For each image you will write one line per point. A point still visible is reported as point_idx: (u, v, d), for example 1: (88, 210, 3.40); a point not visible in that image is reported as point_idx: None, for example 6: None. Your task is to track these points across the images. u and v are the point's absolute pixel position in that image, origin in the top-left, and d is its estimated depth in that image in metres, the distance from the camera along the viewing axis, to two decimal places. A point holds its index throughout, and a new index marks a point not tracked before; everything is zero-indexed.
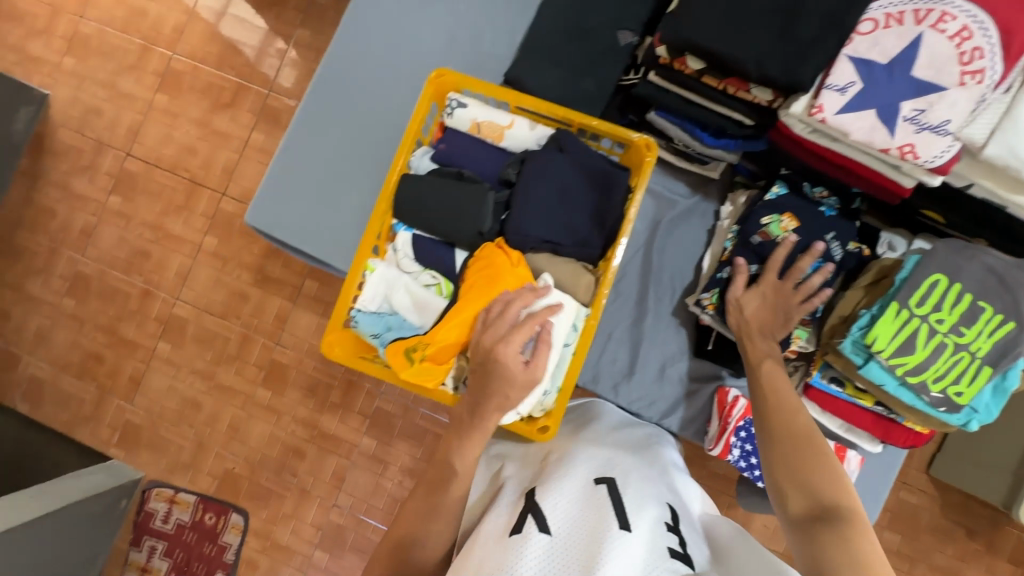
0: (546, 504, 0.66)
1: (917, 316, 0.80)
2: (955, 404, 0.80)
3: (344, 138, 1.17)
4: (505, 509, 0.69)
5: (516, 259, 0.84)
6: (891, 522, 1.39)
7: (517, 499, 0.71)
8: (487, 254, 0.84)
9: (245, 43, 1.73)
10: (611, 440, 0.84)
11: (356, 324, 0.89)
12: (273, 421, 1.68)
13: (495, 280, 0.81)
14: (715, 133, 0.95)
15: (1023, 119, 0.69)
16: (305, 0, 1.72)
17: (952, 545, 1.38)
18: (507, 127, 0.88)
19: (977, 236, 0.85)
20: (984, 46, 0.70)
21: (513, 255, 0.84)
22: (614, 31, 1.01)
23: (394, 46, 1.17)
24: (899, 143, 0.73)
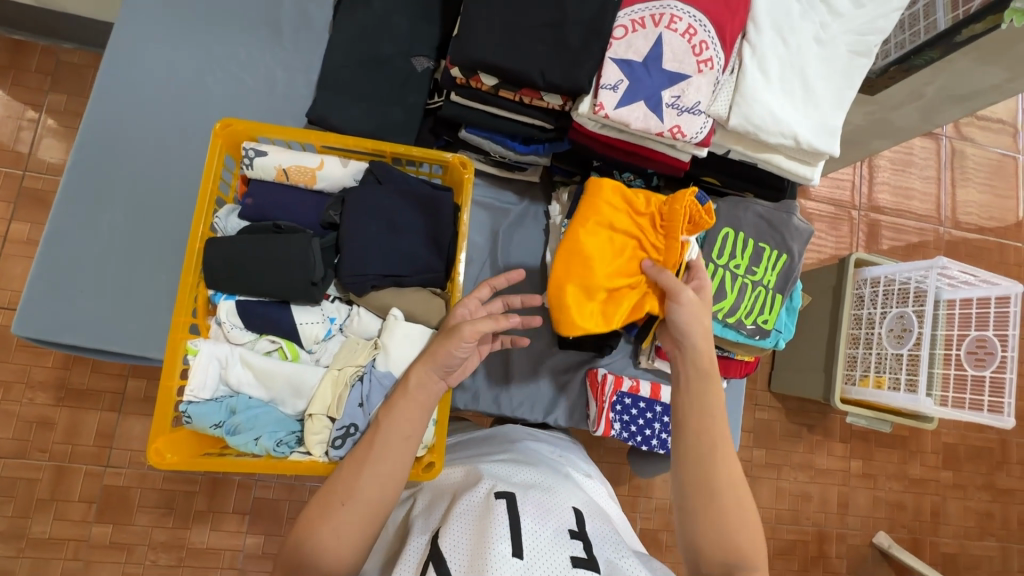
0: (446, 548, 0.64)
1: (721, 266, 0.94)
2: (765, 330, 0.95)
3: (133, 212, 1.01)
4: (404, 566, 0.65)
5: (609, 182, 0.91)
6: (755, 441, 1.63)
7: (416, 551, 0.67)
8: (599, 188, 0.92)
9: None
10: (520, 461, 0.83)
11: (189, 421, 0.77)
12: (123, 560, 1.37)
13: (671, 224, 0.85)
14: (524, 141, 1.01)
15: (749, 92, 0.84)
16: (47, 61, 1.45)
17: (801, 444, 1.65)
18: (317, 169, 0.83)
19: (747, 191, 1.01)
20: (706, 38, 0.84)
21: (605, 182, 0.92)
22: (408, 58, 1.03)
23: (172, 99, 1.05)
24: (668, 126, 0.84)
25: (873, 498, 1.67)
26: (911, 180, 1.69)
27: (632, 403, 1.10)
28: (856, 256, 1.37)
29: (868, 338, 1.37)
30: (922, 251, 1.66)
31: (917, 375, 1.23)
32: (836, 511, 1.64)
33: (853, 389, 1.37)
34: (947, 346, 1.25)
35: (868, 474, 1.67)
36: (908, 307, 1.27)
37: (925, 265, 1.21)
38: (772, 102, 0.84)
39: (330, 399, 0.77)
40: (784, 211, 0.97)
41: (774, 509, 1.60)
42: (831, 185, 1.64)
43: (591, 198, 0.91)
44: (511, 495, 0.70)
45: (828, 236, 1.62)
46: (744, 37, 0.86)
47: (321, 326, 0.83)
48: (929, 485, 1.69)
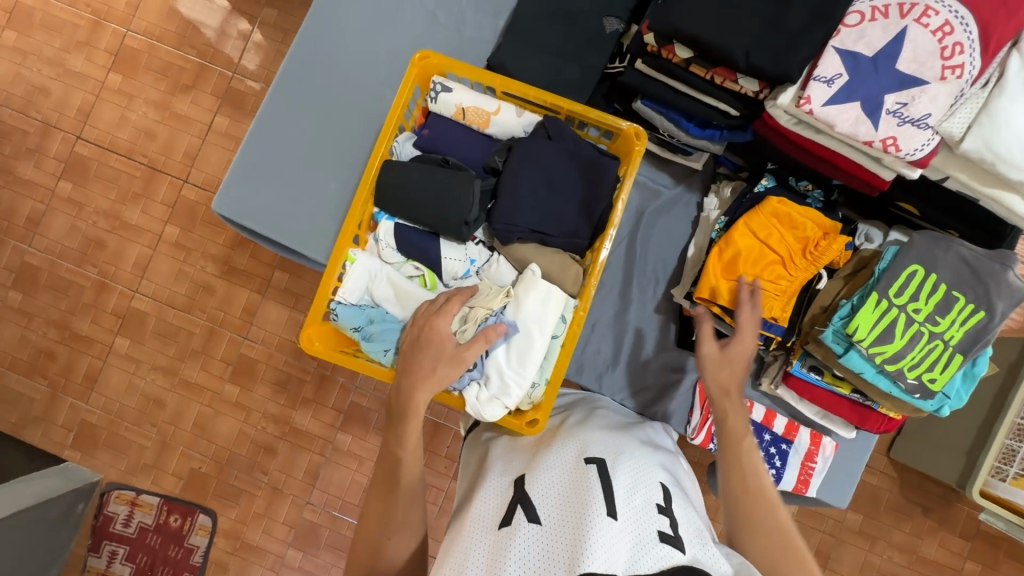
0: (536, 493, 0.66)
1: (895, 306, 0.82)
2: (929, 390, 0.83)
3: (320, 124, 1.12)
4: (492, 497, 0.68)
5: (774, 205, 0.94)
6: (853, 503, 1.46)
7: (507, 486, 0.69)
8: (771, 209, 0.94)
9: (207, 23, 1.64)
10: (606, 425, 0.84)
11: (336, 318, 0.85)
12: (241, 418, 1.61)
13: (818, 254, 0.92)
14: (700, 124, 0.95)
15: (1001, 113, 0.70)
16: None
17: (908, 524, 1.45)
18: (493, 114, 0.85)
19: (950, 228, 0.87)
20: (964, 41, 0.71)
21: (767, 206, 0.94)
22: (599, 18, 1.00)
23: (372, 26, 1.13)
24: (882, 136, 0.74)
25: None
26: None
27: None
28: None
29: None
30: None
31: None
32: None
33: (1000, 486, 1.15)
34: None
35: None
36: None
37: None
38: None
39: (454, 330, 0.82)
40: (996, 260, 0.81)
41: None
42: None
43: (761, 209, 0.95)
44: (603, 462, 0.70)
45: None
46: (1016, 45, 0.71)
47: (461, 265, 0.87)
48: None
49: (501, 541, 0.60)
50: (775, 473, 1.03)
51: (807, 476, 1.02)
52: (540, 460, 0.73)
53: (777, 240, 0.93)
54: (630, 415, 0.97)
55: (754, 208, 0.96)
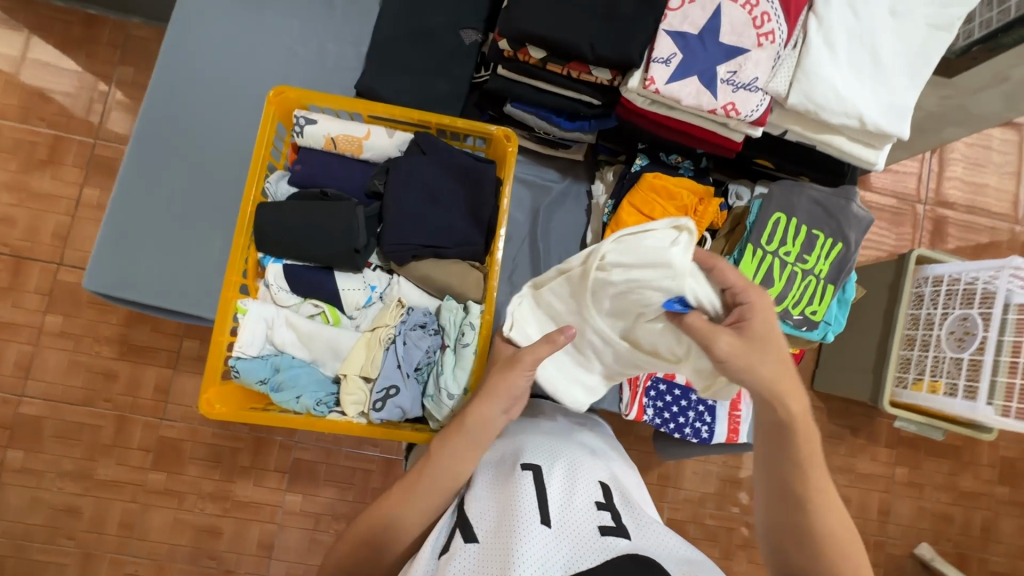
0: (473, 516, 0.66)
1: (769, 253, 0.90)
2: (813, 321, 0.91)
3: (191, 177, 1.06)
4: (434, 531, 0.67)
5: (649, 182, 1.00)
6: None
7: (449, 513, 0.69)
8: (647, 183, 1.00)
9: (52, 92, 1.51)
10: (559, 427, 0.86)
11: (237, 375, 0.80)
12: (175, 506, 1.48)
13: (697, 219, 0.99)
14: (570, 117, 0.99)
15: (812, 68, 0.79)
16: (119, 35, 1.53)
17: (843, 446, 1.58)
18: (364, 139, 0.85)
19: (802, 174, 0.96)
20: (769, 10, 0.80)
21: (642, 183, 1.00)
22: (456, 31, 1.02)
23: (231, 69, 1.09)
24: (722, 103, 0.81)
25: (920, 510, 1.59)
26: (990, 175, 1.56)
27: (668, 389, 1.10)
28: (917, 252, 1.29)
29: (924, 340, 1.29)
30: (993, 252, 1.54)
31: (976, 381, 1.17)
32: (877, 519, 1.58)
33: (904, 393, 1.31)
34: (1014, 354, 1.14)
35: (914, 483, 1.59)
36: (972, 309, 1.20)
37: (993, 266, 1.15)
38: (836, 79, 0.79)
39: (364, 360, 0.80)
40: (841, 197, 0.91)
41: None
42: (894, 175, 1.54)
43: (640, 186, 1.00)
44: (539, 467, 0.71)
45: (890, 233, 1.53)
46: (812, 8, 0.81)
47: (363, 293, 0.85)
48: (984, 501, 1.60)
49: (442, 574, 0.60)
50: (708, 428, 1.09)
51: (735, 425, 1.09)
52: (480, 481, 0.72)
53: (662, 213, 0.99)
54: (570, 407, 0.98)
55: (633, 186, 1.02)
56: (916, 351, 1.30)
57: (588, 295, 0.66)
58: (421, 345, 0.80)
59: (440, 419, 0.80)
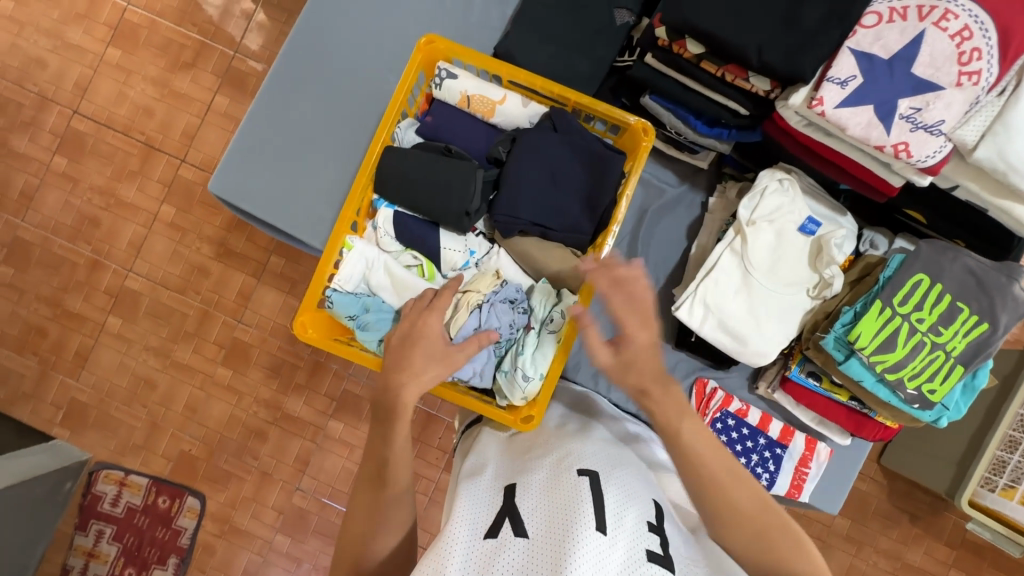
0: (523, 508, 0.62)
1: (899, 315, 0.81)
2: (928, 401, 0.82)
3: (321, 107, 1.09)
4: (478, 505, 0.64)
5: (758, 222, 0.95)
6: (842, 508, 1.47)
7: (491, 496, 0.66)
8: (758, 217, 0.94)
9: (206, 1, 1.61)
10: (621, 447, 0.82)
11: (330, 305, 0.83)
12: (233, 402, 1.59)
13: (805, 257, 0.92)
14: (708, 122, 0.93)
15: (1017, 123, 0.69)
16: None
17: (898, 531, 1.46)
18: (498, 103, 0.84)
19: (956, 238, 0.86)
20: (983, 46, 0.69)
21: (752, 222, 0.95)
22: (610, 9, 0.98)
23: (379, 8, 1.11)
24: (894, 140, 0.72)
25: None
26: None
27: (736, 428, 1.04)
28: None
29: None
30: None
31: None
32: None
33: (988, 496, 1.17)
34: None
35: None
36: None
37: None
38: None
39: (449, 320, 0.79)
40: (1002, 273, 0.80)
41: None
42: None
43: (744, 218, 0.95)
44: (595, 474, 0.67)
45: None
46: None
47: (461, 256, 0.85)
48: None
49: (485, 553, 0.57)
50: (769, 477, 1.03)
51: (800, 481, 1.02)
52: (531, 470, 0.69)
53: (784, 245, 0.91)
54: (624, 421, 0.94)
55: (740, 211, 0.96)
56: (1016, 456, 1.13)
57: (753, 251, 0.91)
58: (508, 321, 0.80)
59: (508, 398, 0.81)
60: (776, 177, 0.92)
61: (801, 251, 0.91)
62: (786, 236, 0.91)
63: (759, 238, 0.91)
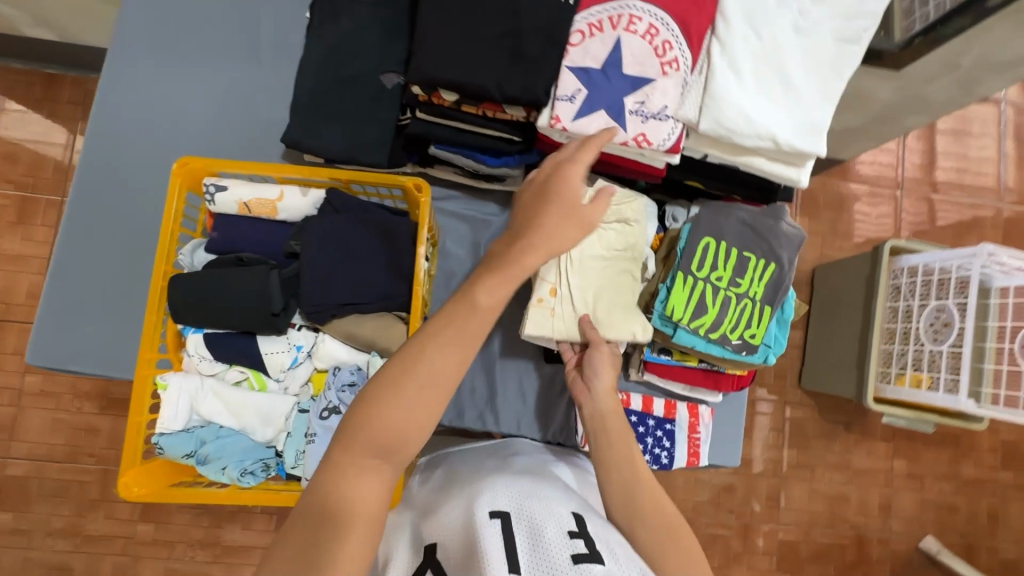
0: None
1: (700, 280, 0.87)
2: (752, 345, 0.89)
3: (132, 243, 1.07)
4: None
5: None
6: (787, 440, 1.55)
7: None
8: None
9: (20, 153, 1.51)
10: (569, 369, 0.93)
11: (162, 451, 0.78)
12: (165, 555, 1.46)
13: None
14: (495, 154, 0.98)
15: (719, 94, 0.77)
16: (79, 90, 1.54)
17: (837, 443, 1.55)
18: (278, 201, 0.84)
19: (733, 194, 0.94)
20: (670, 38, 0.78)
21: None
22: (378, 75, 1.02)
23: (163, 131, 1.10)
24: (632, 134, 0.79)
25: (924, 503, 1.55)
26: (970, 150, 1.57)
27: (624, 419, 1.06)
28: (889, 244, 1.23)
29: (905, 333, 1.23)
30: (977, 234, 1.55)
31: (958, 374, 1.11)
32: (879, 516, 1.54)
33: (888, 388, 1.24)
34: (1000, 339, 1.12)
35: (915, 475, 1.56)
36: (948, 298, 1.15)
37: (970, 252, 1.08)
38: (745, 103, 0.77)
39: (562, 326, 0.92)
40: (769, 217, 0.89)
41: (805, 513, 1.53)
42: (870, 163, 1.56)
43: None
44: (506, 514, 0.63)
45: (868, 220, 1.54)
46: (713, 32, 0.78)
47: (288, 354, 0.84)
48: (990, 488, 1.56)
49: None
50: (668, 454, 1.06)
51: (696, 448, 1.06)
52: (447, 536, 0.65)
53: None
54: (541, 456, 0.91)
55: None
56: (897, 344, 1.24)
57: None
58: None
59: None
60: (568, 187, 0.97)
61: (622, 240, 0.92)
62: None
63: None
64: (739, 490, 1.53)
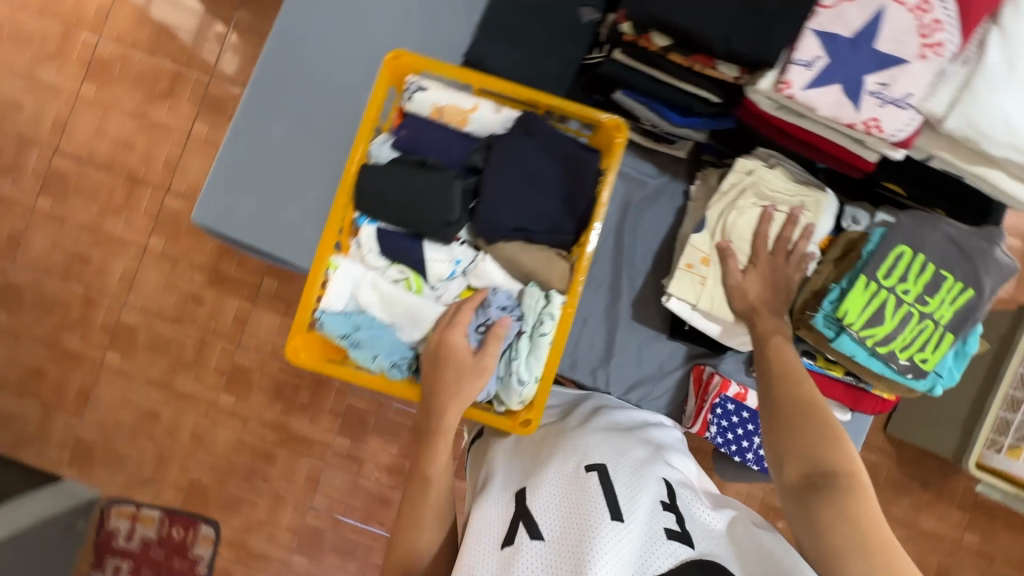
0: (538, 509, 0.64)
1: (884, 288, 0.82)
2: (921, 370, 0.83)
3: (296, 129, 1.09)
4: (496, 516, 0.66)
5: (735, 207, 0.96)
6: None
7: (508, 500, 0.67)
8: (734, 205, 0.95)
9: (180, 25, 1.51)
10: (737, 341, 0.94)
11: (321, 326, 0.84)
12: (239, 428, 1.50)
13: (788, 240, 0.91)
14: (682, 112, 0.93)
15: (984, 90, 0.69)
16: None
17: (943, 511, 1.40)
18: (471, 111, 0.85)
19: (935, 207, 0.87)
20: (943, 18, 0.70)
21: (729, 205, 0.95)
22: (576, 8, 0.98)
23: (348, 25, 1.10)
24: (864, 117, 0.73)
25: None
26: None
27: (734, 411, 1.05)
28: None
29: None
30: None
31: None
32: None
33: (993, 457, 1.16)
34: None
35: None
36: None
37: None
38: (1013, 105, 0.69)
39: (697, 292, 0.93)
40: (982, 238, 0.82)
41: None
42: None
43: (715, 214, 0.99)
44: (603, 467, 0.68)
45: None
46: (995, 19, 0.70)
47: (447, 266, 0.85)
48: None
49: (506, 561, 0.59)
50: None
51: None
52: (542, 469, 0.70)
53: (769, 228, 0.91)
54: (636, 418, 0.92)
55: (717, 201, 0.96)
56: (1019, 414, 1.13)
57: (732, 237, 0.92)
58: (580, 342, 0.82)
59: (506, 404, 0.82)
60: (751, 165, 0.93)
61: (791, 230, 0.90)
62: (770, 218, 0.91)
63: (741, 223, 0.92)
64: None
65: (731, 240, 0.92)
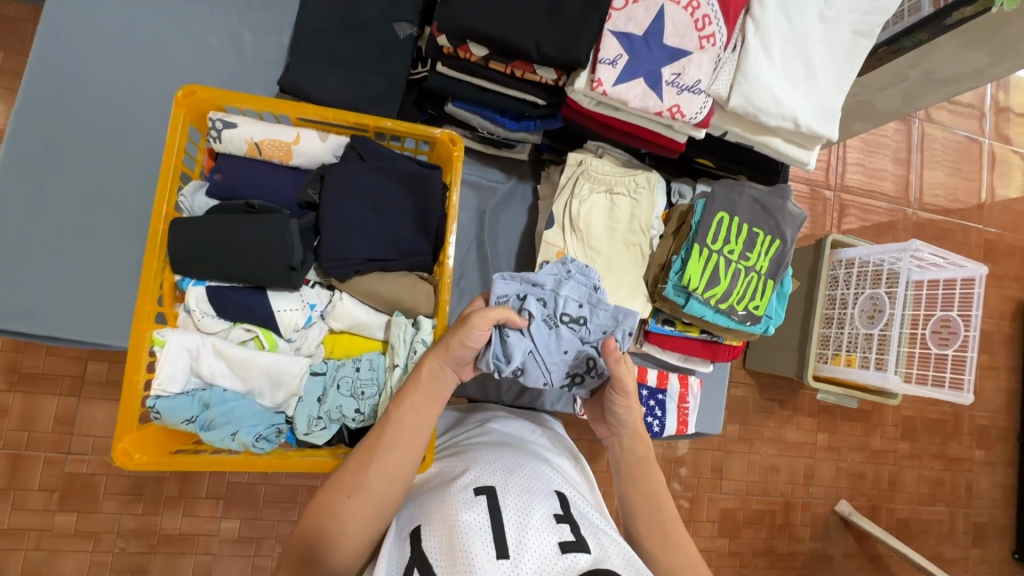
0: (428, 554, 0.59)
1: (714, 252, 0.92)
2: (756, 315, 0.95)
3: (83, 183, 0.88)
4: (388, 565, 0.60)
5: None
6: (730, 416, 1.56)
7: (399, 548, 0.62)
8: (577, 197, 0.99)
9: None
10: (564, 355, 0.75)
11: (158, 417, 0.71)
12: (91, 548, 1.19)
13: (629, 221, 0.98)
14: (514, 117, 0.96)
15: (752, 72, 0.80)
16: None
17: (807, 422, 1.62)
18: (293, 144, 0.78)
19: (739, 173, 1.00)
20: (710, 13, 0.80)
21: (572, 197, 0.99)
22: (389, 23, 0.94)
23: (130, 54, 0.93)
24: (668, 105, 0.81)
25: (876, 476, 1.65)
26: (937, 152, 1.68)
27: None
28: (832, 238, 1.32)
29: (840, 318, 1.32)
30: (938, 231, 1.67)
31: (885, 354, 1.20)
32: (840, 486, 1.63)
33: (824, 367, 1.33)
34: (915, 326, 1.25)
35: (871, 450, 1.66)
36: (880, 288, 1.24)
37: (898, 248, 1.18)
38: (774, 82, 0.81)
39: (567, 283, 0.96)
40: (778, 196, 0.96)
41: (773, 485, 1.58)
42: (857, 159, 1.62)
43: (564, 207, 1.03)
44: (493, 489, 0.65)
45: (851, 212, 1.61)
46: (748, 12, 0.82)
47: (301, 313, 0.78)
48: (932, 463, 1.69)
49: None
50: (659, 421, 1.09)
51: (684, 416, 1.10)
52: (429, 505, 0.66)
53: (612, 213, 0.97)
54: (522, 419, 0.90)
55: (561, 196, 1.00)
56: (833, 329, 1.33)
57: (581, 227, 0.96)
58: (537, 342, 0.70)
59: None
60: (585, 159, 0.98)
61: (630, 213, 0.98)
62: (609, 204, 0.97)
63: (586, 213, 0.96)
64: (686, 462, 1.52)
65: (581, 230, 0.96)
